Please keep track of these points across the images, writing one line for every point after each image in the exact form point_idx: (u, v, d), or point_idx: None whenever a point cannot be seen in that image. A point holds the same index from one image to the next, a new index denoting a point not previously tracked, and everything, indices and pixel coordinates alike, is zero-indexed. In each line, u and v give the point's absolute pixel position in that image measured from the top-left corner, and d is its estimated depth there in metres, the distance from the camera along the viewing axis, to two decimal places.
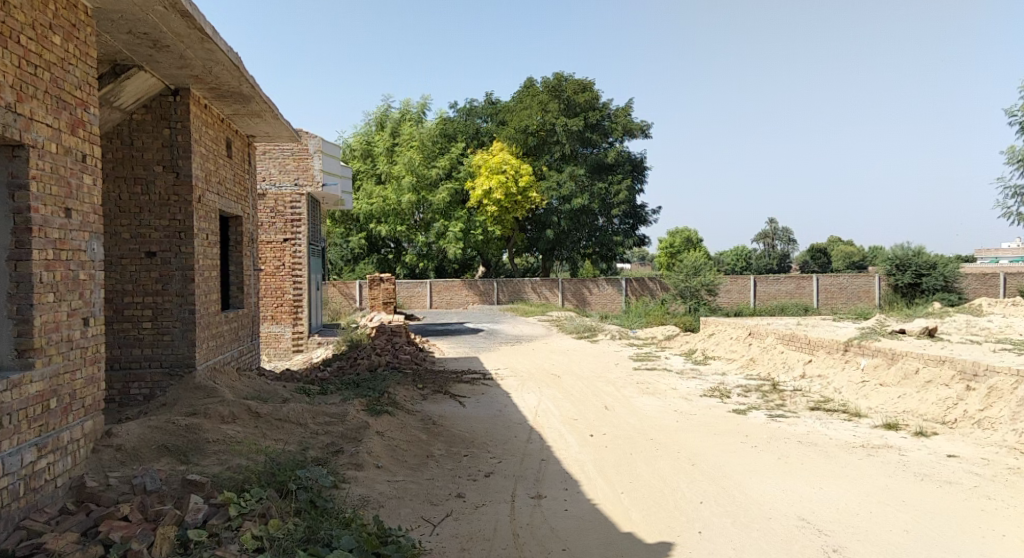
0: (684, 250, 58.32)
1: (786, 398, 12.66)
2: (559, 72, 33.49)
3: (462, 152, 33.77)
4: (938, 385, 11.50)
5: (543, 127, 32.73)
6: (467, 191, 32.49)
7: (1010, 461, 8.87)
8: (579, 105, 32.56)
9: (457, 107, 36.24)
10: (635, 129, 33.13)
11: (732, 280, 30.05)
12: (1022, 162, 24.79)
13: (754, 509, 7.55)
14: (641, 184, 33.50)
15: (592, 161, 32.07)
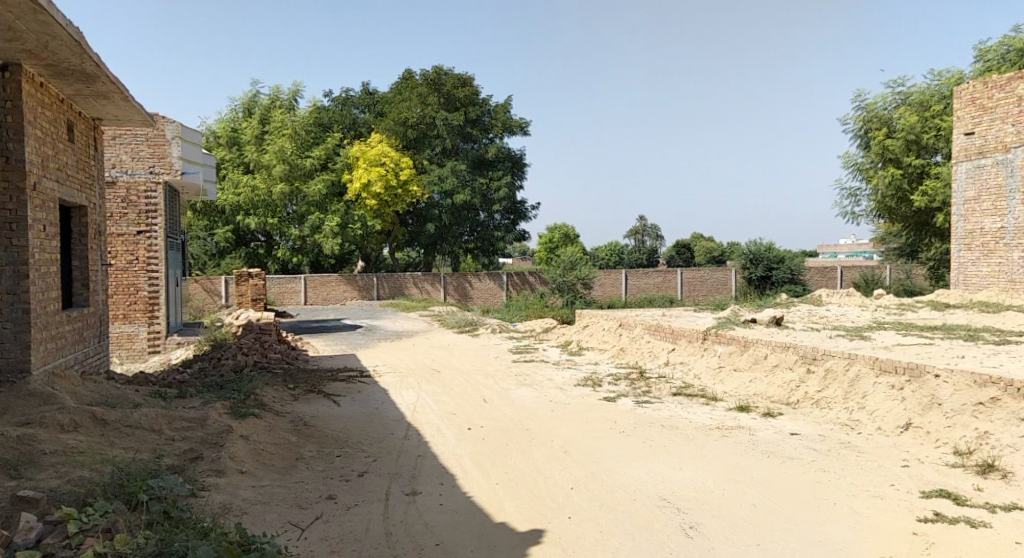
0: (562, 244, 59.48)
1: (652, 384, 13.18)
2: (438, 65, 33.32)
3: (338, 142, 32.97)
4: (784, 368, 12.29)
5: (422, 119, 32.38)
6: (343, 183, 31.71)
7: (843, 436, 9.60)
8: (458, 100, 32.69)
9: (332, 96, 35.19)
10: (514, 125, 33.73)
11: (605, 273, 30.79)
12: (855, 167, 26.88)
13: (622, 493, 7.77)
14: (520, 181, 34.13)
15: (473, 156, 32.30)
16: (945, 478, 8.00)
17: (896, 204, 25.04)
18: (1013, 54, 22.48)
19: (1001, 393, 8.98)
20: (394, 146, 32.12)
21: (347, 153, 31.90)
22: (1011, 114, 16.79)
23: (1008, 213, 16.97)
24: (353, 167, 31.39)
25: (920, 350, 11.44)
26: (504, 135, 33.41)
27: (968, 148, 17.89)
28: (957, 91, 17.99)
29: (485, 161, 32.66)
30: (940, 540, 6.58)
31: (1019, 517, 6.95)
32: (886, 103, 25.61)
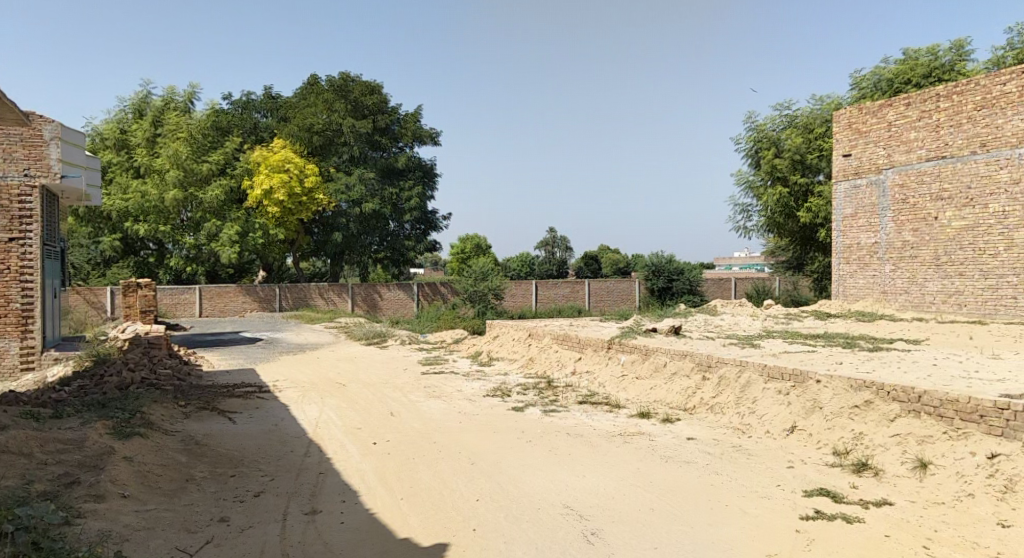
0: (473, 254, 59.49)
1: (558, 393, 13.36)
2: (345, 71, 32.86)
3: (238, 146, 31.94)
4: (681, 376, 12.69)
5: (328, 126, 31.77)
6: (243, 189, 30.63)
7: (735, 440, 10.02)
8: (367, 108, 32.41)
9: (231, 100, 34.08)
10: (424, 135, 33.83)
11: (515, 283, 30.81)
12: (747, 185, 28.10)
13: (526, 502, 7.84)
14: (432, 191, 34.25)
15: (382, 164, 31.98)
16: (825, 478, 8.46)
17: (784, 219, 26.31)
18: (885, 83, 24.10)
19: (874, 396, 9.54)
20: (298, 153, 31.42)
21: (248, 158, 30.93)
22: (882, 138, 18.01)
23: (881, 230, 18.13)
24: (254, 172, 30.47)
25: (804, 357, 12.05)
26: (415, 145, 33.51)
27: (846, 169, 19.04)
28: (836, 116, 19.14)
29: (395, 170, 32.55)
30: (819, 536, 6.95)
31: (889, 512, 7.42)
32: (775, 125, 26.97)
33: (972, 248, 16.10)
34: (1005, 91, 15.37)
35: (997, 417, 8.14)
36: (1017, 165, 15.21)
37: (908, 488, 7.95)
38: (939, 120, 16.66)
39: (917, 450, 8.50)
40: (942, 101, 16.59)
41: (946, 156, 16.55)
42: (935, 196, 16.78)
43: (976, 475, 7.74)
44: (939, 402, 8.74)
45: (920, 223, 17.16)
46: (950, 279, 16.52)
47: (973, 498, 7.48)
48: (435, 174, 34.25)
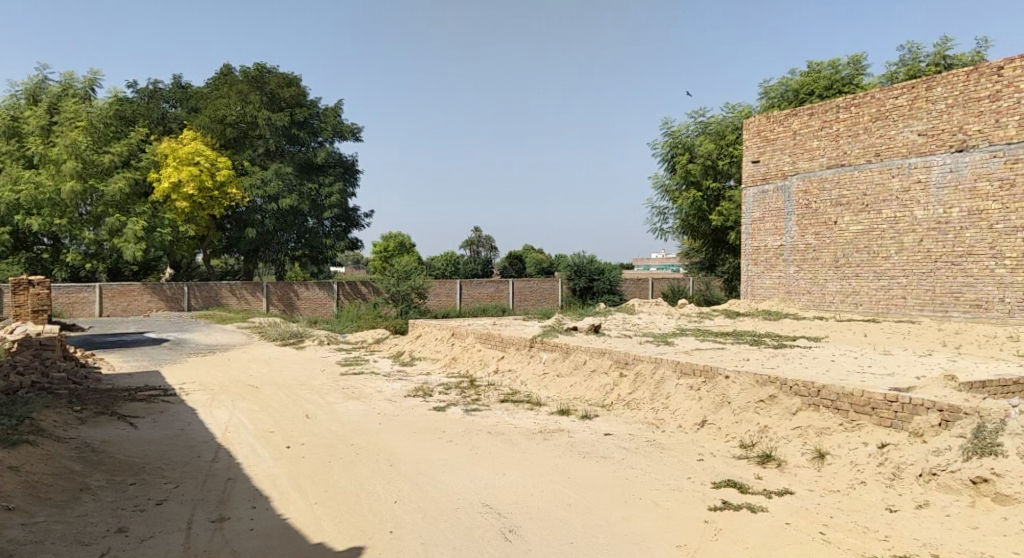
0: (397, 253, 58.87)
1: (480, 392, 13.34)
2: (259, 62, 32.12)
3: (143, 137, 30.57)
4: (599, 373, 12.87)
5: (242, 118, 30.88)
6: (149, 182, 29.35)
7: (649, 435, 10.23)
8: (283, 100, 31.72)
9: (136, 88, 32.66)
10: (345, 130, 33.29)
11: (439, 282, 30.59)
12: (663, 189, 28.74)
13: (444, 502, 7.77)
14: (352, 187, 33.73)
15: (299, 159, 31.37)
16: (732, 469, 8.71)
17: (697, 222, 27.07)
18: (791, 93, 25.04)
19: (778, 391, 9.90)
20: (210, 145, 30.42)
21: (154, 150, 29.68)
22: (788, 146, 18.73)
23: (786, 233, 18.84)
24: (161, 165, 29.43)
25: (715, 354, 12.39)
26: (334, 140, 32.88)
27: (755, 174, 19.70)
28: (746, 124, 19.79)
29: (314, 165, 31.92)
30: (727, 525, 7.14)
31: (790, 501, 7.70)
32: (689, 131, 27.68)
33: (867, 251, 16.91)
34: (897, 104, 16.21)
35: (886, 408, 8.57)
36: (907, 173, 16.05)
37: (808, 477, 8.28)
38: (839, 130, 17.44)
39: (816, 441, 8.86)
40: (842, 112, 17.38)
41: (845, 164, 17.35)
42: (835, 202, 17.56)
43: (867, 463, 8.13)
44: (836, 395, 9.14)
45: (821, 227, 17.90)
46: (849, 280, 17.30)
47: (865, 485, 7.84)
48: (357, 171, 33.72)
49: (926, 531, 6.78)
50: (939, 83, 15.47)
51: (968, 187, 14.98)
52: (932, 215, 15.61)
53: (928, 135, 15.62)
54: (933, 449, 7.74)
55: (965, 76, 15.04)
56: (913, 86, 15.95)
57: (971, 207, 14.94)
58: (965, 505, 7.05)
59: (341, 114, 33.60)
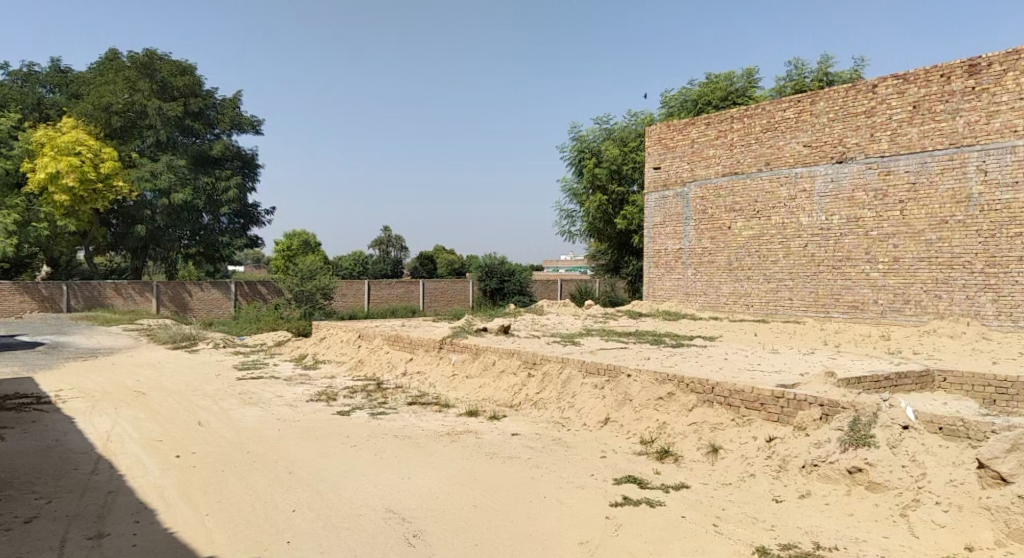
0: (301, 252, 57.37)
1: (387, 395, 13.26)
2: (150, 48, 30.71)
3: (17, 124, 28.76)
4: (508, 373, 13.01)
5: (130, 106, 29.46)
6: (23, 172, 27.60)
7: (555, 433, 10.44)
8: (176, 90, 30.44)
9: (9, 70, 30.63)
10: (243, 123, 32.49)
11: (347, 282, 30.00)
12: (571, 192, 29.32)
13: (346, 509, 7.72)
14: (252, 182, 33.01)
15: (194, 151, 30.18)
16: (633, 465, 9.01)
17: (603, 225, 27.81)
18: (689, 103, 26.00)
19: (675, 389, 10.30)
20: (93, 134, 28.83)
21: (29, 137, 27.91)
22: (686, 154, 19.46)
23: (685, 237, 19.55)
24: (36, 154, 27.63)
25: (617, 354, 12.74)
26: (232, 132, 32.16)
27: (656, 180, 20.34)
28: (648, 131, 20.43)
29: (209, 158, 30.90)
30: (626, 520, 7.39)
31: (687, 494, 8.03)
32: (595, 136, 28.31)
33: (758, 255, 17.77)
34: (785, 117, 17.10)
35: (774, 403, 9.07)
36: (794, 183, 16.96)
37: (702, 471, 8.66)
38: (733, 140, 18.27)
39: (711, 436, 9.28)
40: (736, 123, 18.20)
41: (739, 172, 18.18)
42: (729, 208, 18.37)
43: (757, 456, 8.58)
44: (729, 392, 9.60)
45: (717, 232, 18.69)
46: (741, 282, 18.13)
47: (754, 478, 8.27)
48: (256, 165, 32.98)
49: (808, 520, 7.22)
50: (822, 98, 16.41)
51: (846, 197, 15.98)
52: (815, 222, 16.56)
53: (812, 147, 16.56)
54: (815, 441, 8.23)
55: (844, 93, 16.03)
56: (799, 100, 16.86)
57: (848, 215, 15.94)
58: (843, 494, 7.54)
59: (240, 107, 32.79)
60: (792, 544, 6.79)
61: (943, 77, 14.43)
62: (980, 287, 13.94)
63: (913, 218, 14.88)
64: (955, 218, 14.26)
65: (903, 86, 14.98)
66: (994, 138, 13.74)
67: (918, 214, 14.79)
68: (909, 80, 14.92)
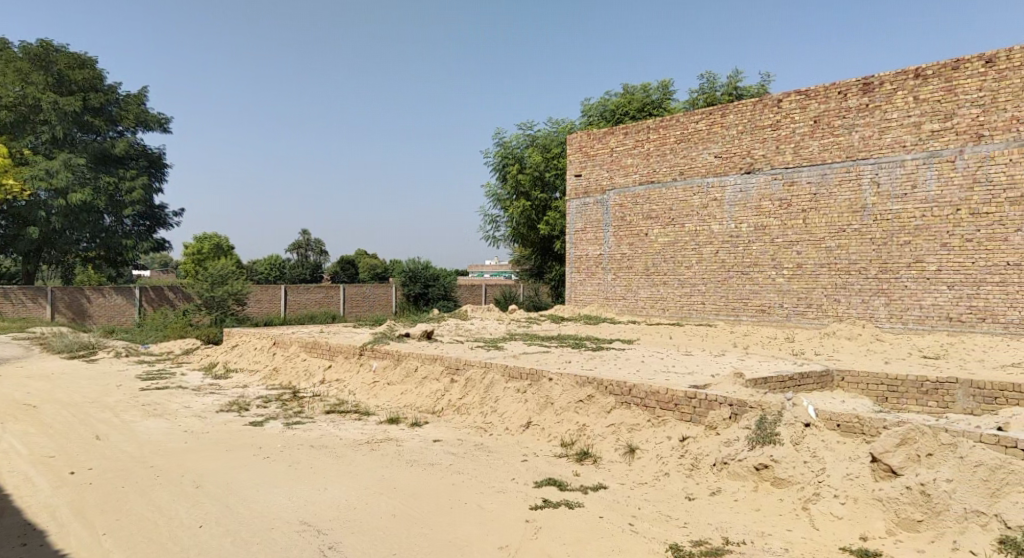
0: (211, 257, 55.50)
1: (304, 404, 13.10)
2: (44, 39, 29.42)
3: None
4: (431, 379, 13.03)
5: (23, 100, 28.12)
6: None
7: (477, 439, 10.55)
8: (74, 84, 29.20)
9: None
10: (149, 120, 31.32)
11: (261, 288, 28.25)
12: (495, 197, 29.51)
13: (257, 522, 7.62)
14: (158, 182, 31.82)
15: (94, 149, 28.91)
16: (553, 468, 9.21)
17: (526, 231, 28.13)
18: (608, 113, 26.57)
19: (595, 391, 10.55)
20: None
21: None
22: (606, 162, 19.92)
23: (604, 244, 19.99)
24: None
25: (538, 358, 12.94)
26: (137, 130, 31.04)
27: (577, 188, 20.72)
28: (569, 139, 20.80)
29: (111, 157, 29.66)
30: (545, 523, 7.55)
31: (604, 495, 8.26)
32: (518, 143, 28.58)
33: (673, 261, 18.34)
34: (697, 129, 17.74)
35: (687, 404, 9.43)
36: (706, 192, 17.59)
37: (620, 471, 8.92)
38: (650, 149, 18.82)
39: (628, 437, 9.57)
40: (651, 133, 18.76)
41: (655, 181, 18.72)
42: (646, 216, 18.90)
43: (671, 456, 8.91)
44: (645, 394, 9.93)
45: (635, 239, 19.19)
46: (657, 287, 18.66)
47: (668, 476, 8.59)
48: (162, 165, 31.93)
49: (718, 516, 7.55)
50: (731, 111, 17.09)
51: (754, 206, 16.68)
52: (726, 229, 17.22)
53: (723, 157, 17.23)
54: (725, 440, 8.60)
55: (752, 106, 16.74)
56: (710, 112, 17.52)
57: (756, 223, 16.65)
58: (750, 490, 7.91)
59: (145, 103, 31.65)
60: (703, 540, 7.08)
61: (840, 94, 15.26)
62: (874, 291, 14.78)
63: (815, 226, 15.66)
64: (852, 227, 15.10)
65: (805, 101, 15.77)
66: (886, 152, 14.61)
67: (820, 223, 15.57)
68: (810, 95, 15.72)
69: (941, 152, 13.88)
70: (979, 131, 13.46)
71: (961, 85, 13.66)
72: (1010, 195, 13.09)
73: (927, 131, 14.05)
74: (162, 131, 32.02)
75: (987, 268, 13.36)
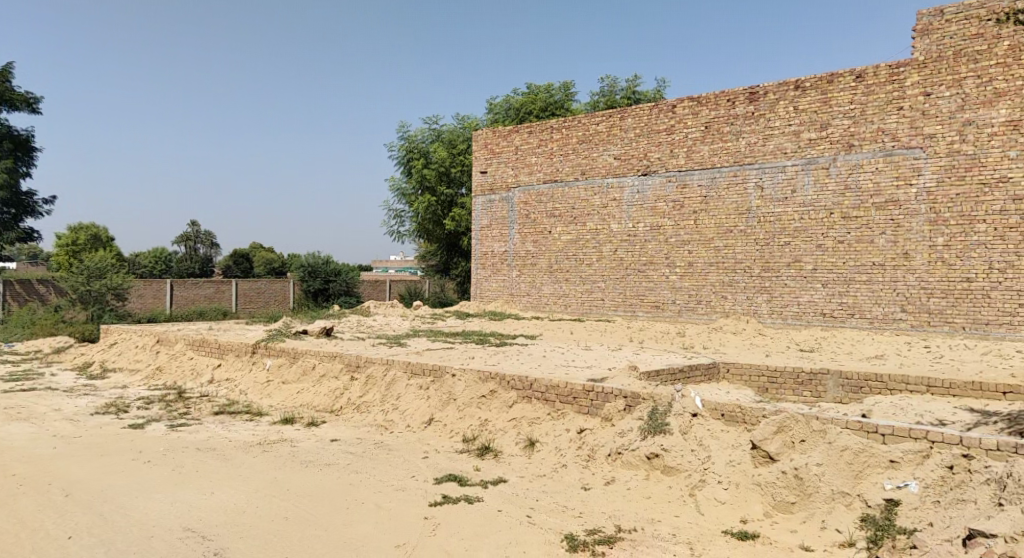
0: (87, 248, 52.45)
1: (190, 405, 12.73)
2: None
3: None
4: (330, 378, 12.92)
5: None
6: None
7: (377, 437, 10.57)
8: None
9: None
10: (16, 100, 29.25)
11: (144, 282, 27.02)
12: (400, 191, 29.32)
13: (137, 530, 7.39)
14: (26, 166, 29.70)
15: None
16: (453, 464, 9.35)
17: (432, 226, 28.10)
18: (513, 111, 26.89)
19: (497, 386, 10.75)
20: None
21: None
22: (511, 160, 20.19)
23: (509, 240, 20.25)
24: None
25: (442, 354, 13.06)
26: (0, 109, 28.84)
27: (482, 184, 20.88)
28: (474, 136, 20.95)
29: None
30: (443, 519, 7.67)
31: (503, 488, 8.46)
32: (424, 137, 28.49)
33: (574, 258, 18.80)
34: (598, 130, 18.24)
35: (585, 397, 9.77)
36: (606, 192, 18.13)
37: (519, 465, 9.15)
38: (553, 149, 19.21)
39: (528, 431, 9.82)
40: (555, 133, 19.17)
41: (558, 180, 19.12)
42: (549, 214, 19.29)
43: (569, 448, 9.22)
44: (545, 388, 10.22)
45: (539, 236, 19.54)
46: (559, 284, 19.08)
47: (565, 468, 8.88)
48: (32, 148, 29.78)
49: (611, 505, 7.87)
50: (629, 115, 17.65)
51: (650, 207, 17.32)
52: (623, 228, 17.79)
53: (621, 159, 17.80)
54: (620, 431, 8.98)
55: (648, 111, 17.35)
56: (610, 115, 18.05)
57: (652, 223, 17.28)
58: (642, 479, 8.28)
59: (11, 81, 29.45)
60: (596, 528, 7.36)
61: (729, 101, 16.02)
62: (757, 289, 15.62)
63: (705, 226, 16.40)
64: (738, 228, 15.90)
65: (697, 107, 16.48)
66: (769, 158, 15.47)
67: (709, 223, 16.33)
68: (702, 102, 16.44)
69: (818, 159, 14.82)
70: (850, 141, 14.44)
71: (836, 97, 14.61)
72: (876, 200, 14.10)
73: (806, 139, 14.97)
74: (31, 112, 29.97)
75: (856, 268, 14.36)
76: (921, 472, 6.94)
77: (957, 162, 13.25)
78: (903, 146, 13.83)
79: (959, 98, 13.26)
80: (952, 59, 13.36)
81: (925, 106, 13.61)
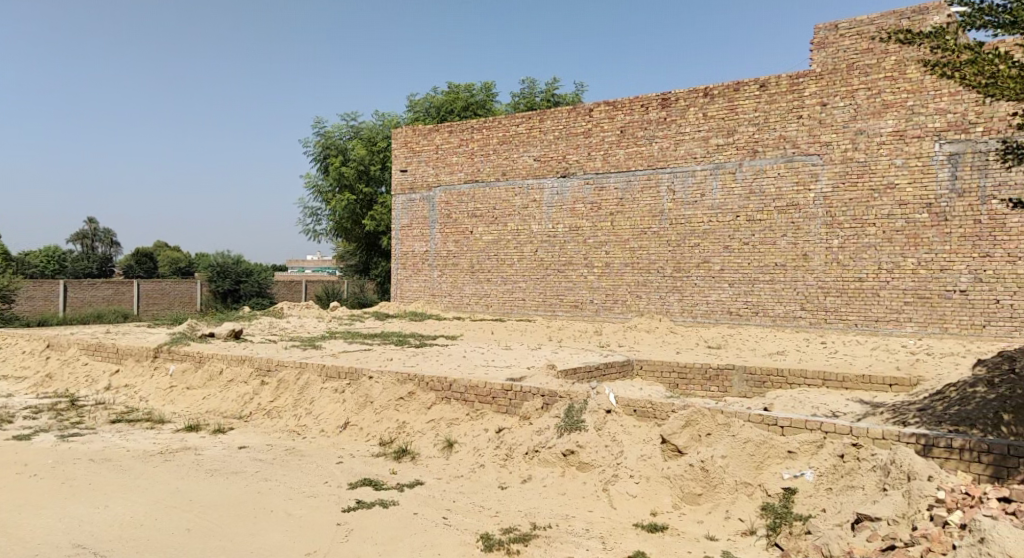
0: None
1: (84, 414, 12.23)
2: None
3: None
4: (238, 382, 12.65)
5: None
6: None
7: (288, 443, 10.43)
8: None
9: None
10: None
11: (37, 284, 25.64)
12: (317, 189, 28.83)
13: (21, 550, 7.08)
14: None
15: None
16: (370, 467, 9.32)
17: (351, 225, 27.79)
18: (432, 110, 26.84)
19: (415, 388, 10.76)
20: None
21: None
22: (431, 159, 20.17)
23: (430, 240, 20.21)
24: None
25: (360, 356, 12.98)
26: None
27: (403, 183, 20.77)
28: (394, 134, 20.85)
29: None
30: (357, 525, 7.65)
31: (420, 491, 8.50)
32: (341, 134, 28.03)
33: (495, 258, 18.94)
34: (518, 131, 18.44)
35: (503, 396, 9.91)
36: (526, 193, 18.34)
37: (437, 466, 9.20)
38: (473, 149, 19.30)
39: (447, 432, 9.88)
40: (476, 133, 19.25)
41: (479, 180, 19.21)
42: (470, 214, 19.37)
43: (487, 447, 9.33)
44: (464, 389, 10.30)
45: (459, 236, 19.60)
46: (481, 284, 19.19)
47: (483, 467, 8.98)
48: None
49: (527, 503, 8.02)
50: (548, 117, 17.93)
51: (568, 208, 17.64)
52: (543, 229, 18.04)
53: (541, 161, 18.04)
54: (537, 429, 9.15)
55: (567, 114, 17.66)
56: (530, 117, 18.29)
57: (570, 224, 17.60)
58: (558, 475, 8.46)
59: None
60: (512, 527, 7.48)
61: (643, 107, 16.47)
62: (669, 288, 16.11)
63: (621, 228, 16.81)
64: (651, 230, 16.36)
65: (613, 112, 16.89)
66: (680, 162, 15.97)
67: (624, 225, 16.74)
68: (617, 107, 16.84)
69: (726, 164, 15.39)
70: (754, 147, 15.06)
71: (742, 105, 15.21)
72: (778, 204, 14.75)
73: (714, 145, 15.53)
74: None
75: (760, 269, 14.99)
76: (816, 462, 7.37)
77: (851, 169, 14.01)
78: (802, 153, 14.52)
79: (852, 108, 14.01)
80: (846, 72, 14.10)
81: (822, 115, 14.34)
